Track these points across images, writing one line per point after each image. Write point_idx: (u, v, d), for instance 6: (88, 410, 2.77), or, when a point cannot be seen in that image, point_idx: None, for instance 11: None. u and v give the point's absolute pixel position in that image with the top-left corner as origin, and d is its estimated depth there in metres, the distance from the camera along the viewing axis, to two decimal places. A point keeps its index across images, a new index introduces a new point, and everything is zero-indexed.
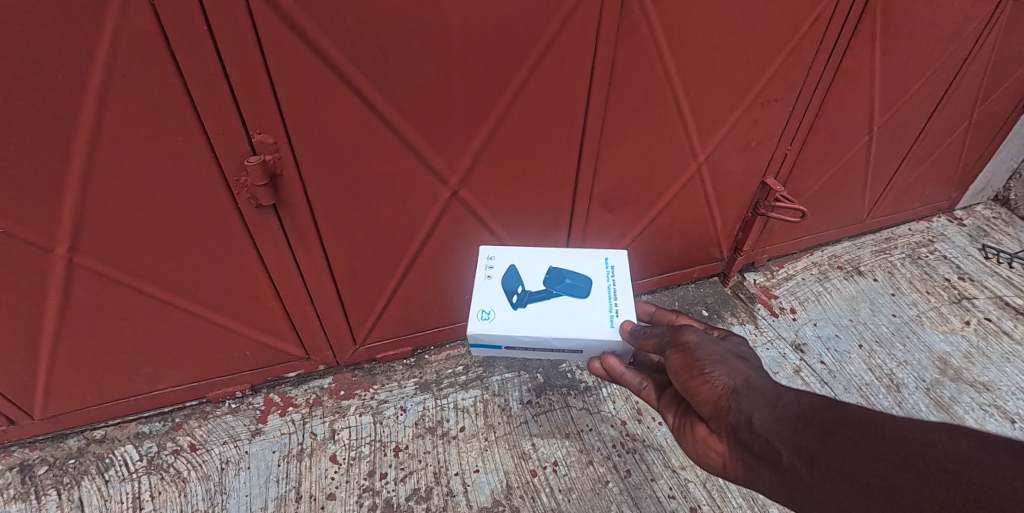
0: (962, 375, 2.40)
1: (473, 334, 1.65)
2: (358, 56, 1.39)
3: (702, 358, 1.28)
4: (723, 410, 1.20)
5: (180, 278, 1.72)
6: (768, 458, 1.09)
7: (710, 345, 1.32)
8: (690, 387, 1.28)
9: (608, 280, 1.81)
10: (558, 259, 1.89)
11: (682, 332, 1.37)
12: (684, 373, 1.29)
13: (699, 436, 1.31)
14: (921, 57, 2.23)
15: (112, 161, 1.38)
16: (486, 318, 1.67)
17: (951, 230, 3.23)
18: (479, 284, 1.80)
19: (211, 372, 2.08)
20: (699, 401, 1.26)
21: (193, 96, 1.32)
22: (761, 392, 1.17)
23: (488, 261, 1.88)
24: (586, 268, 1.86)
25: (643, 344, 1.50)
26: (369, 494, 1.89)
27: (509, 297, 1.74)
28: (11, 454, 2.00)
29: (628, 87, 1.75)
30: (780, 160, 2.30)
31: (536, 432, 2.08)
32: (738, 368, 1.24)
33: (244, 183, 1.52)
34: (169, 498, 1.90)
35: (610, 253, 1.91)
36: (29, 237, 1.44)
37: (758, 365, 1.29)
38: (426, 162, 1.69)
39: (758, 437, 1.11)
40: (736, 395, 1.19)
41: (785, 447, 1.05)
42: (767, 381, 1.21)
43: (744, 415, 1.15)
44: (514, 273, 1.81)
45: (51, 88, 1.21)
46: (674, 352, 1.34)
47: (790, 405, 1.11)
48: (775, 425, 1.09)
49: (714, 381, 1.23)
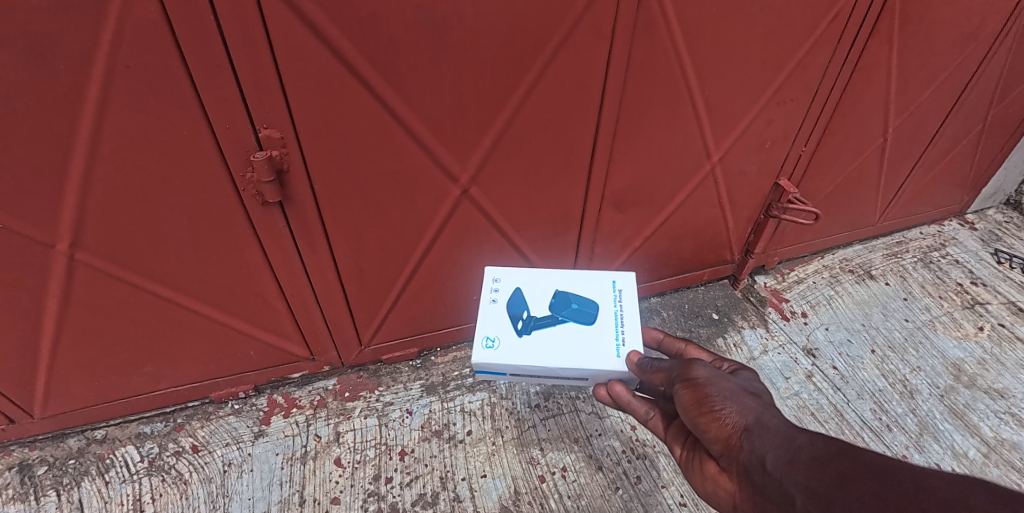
0: (977, 382, 2.36)
1: (478, 363, 1.63)
2: (368, 49, 1.35)
3: (712, 393, 1.24)
4: (734, 448, 1.17)
5: (183, 276, 1.69)
6: (780, 500, 1.05)
7: (722, 381, 1.27)
8: (701, 423, 1.24)
9: (614, 305, 1.76)
10: (564, 281, 1.84)
11: (692, 366, 1.31)
12: (695, 409, 1.25)
13: (709, 472, 1.29)
14: (938, 57, 2.18)
15: (116, 154, 1.34)
16: (491, 346, 1.65)
17: (963, 233, 3.18)
18: (484, 308, 1.76)
19: (214, 371, 2.04)
20: (710, 438, 1.23)
21: (199, 89, 1.29)
22: (774, 431, 1.13)
23: (493, 284, 1.85)
24: (592, 291, 1.81)
25: (651, 376, 1.44)
26: (374, 499, 1.86)
27: (514, 323, 1.71)
28: (11, 453, 1.97)
29: (643, 84, 1.71)
30: (793, 162, 2.27)
31: (545, 436, 2.04)
32: (750, 405, 1.21)
33: (250, 178, 1.48)
34: (170, 500, 1.86)
35: (617, 275, 1.86)
36: (29, 232, 1.41)
37: (771, 402, 1.25)
38: (436, 159, 1.66)
39: (771, 479, 1.07)
40: (749, 434, 1.15)
41: (799, 492, 1.00)
42: (779, 420, 1.16)
43: (756, 455, 1.12)
44: (520, 297, 1.77)
45: (53, 79, 1.17)
46: (683, 387, 1.29)
47: (805, 447, 1.06)
48: (788, 468, 1.05)
49: (725, 419, 1.20)
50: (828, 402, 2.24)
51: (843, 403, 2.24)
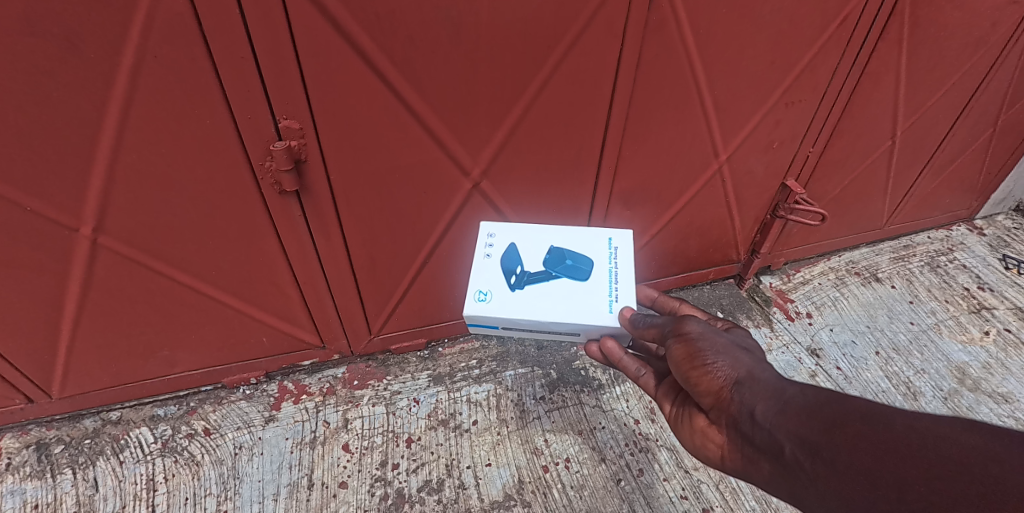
0: (981, 386, 2.36)
1: (469, 316, 1.58)
2: (387, 44, 1.39)
3: (705, 348, 1.26)
4: (724, 401, 1.21)
5: (200, 262, 1.73)
6: (769, 450, 1.09)
7: (714, 336, 1.30)
8: (692, 378, 1.28)
9: (610, 263, 1.71)
10: (559, 238, 1.79)
11: (685, 322, 1.34)
12: (686, 363, 1.28)
13: (698, 426, 1.33)
14: (948, 61, 2.20)
15: (141, 142, 1.39)
16: (483, 300, 1.59)
17: (971, 239, 3.18)
18: (477, 263, 1.70)
19: (227, 357, 2.09)
20: (701, 392, 1.27)
21: (222, 79, 1.33)
22: (764, 384, 1.17)
23: (487, 239, 1.78)
24: (588, 248, 1.76)
25: (643, 332, 1.43)
26: (381, 484, 1.90)
27: (507, 277, 1.65)
28: (28, 432, 2.03)
29: (653, 82, 1.74)
30: (801, 162, 2.29)
31: (549, 428, 2.07)
32: (742, 360, 1.24)
33: (269, 167, 1.53)
34: (182, 481, 1.91)
35: (614, 233, 1.81)
36: (56, 216, 1.46)
37: (762, 357, 1.29)
38: (449, 153, 1.70)
39: (760, 429, 1.12)
40: (739, 387, 1.19)
41: (788, 440, 1.05)
42: (771, 373, 1.20)
43: (746, 407, 1.16)
44: (513, 253, 1.71)
45: (84, 68, 1.22)
46: (676, 342, 1.32)
47: (795, 397, 1.10)
48: (778, 418, 1.09)
49: (716, 373, 1.23)
50: None
51: None
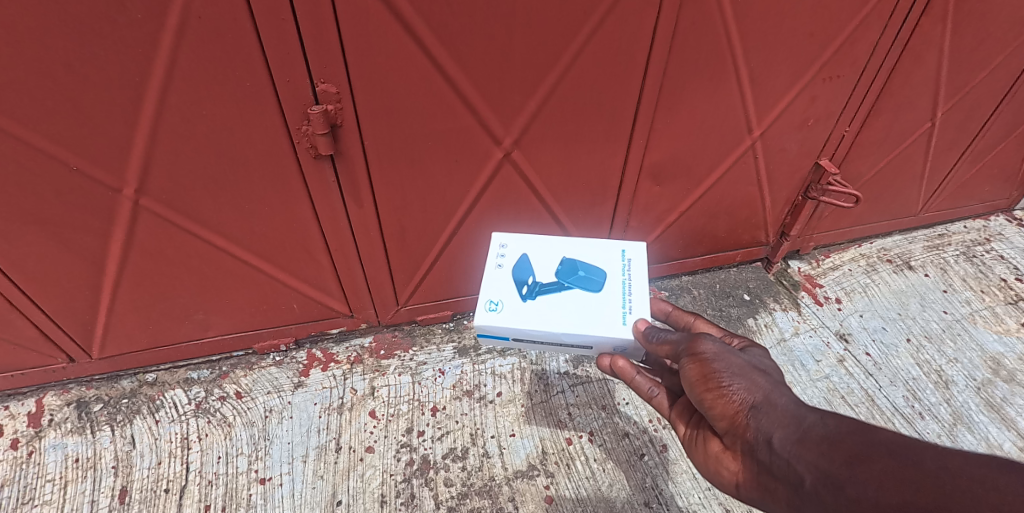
0: (1016, 377, 2.30)
1: (480, 325, 1.59)
2: (424, 7, 1.39)
3: (720, 370, 1.21)
4: (739, 427, 1.17)
5: (236, 227, 1.77)
6: (788, 480, 1.06)
7: (730, 357, 1.24)
8: (707, 400, 1.22)
9: (623, 274, 1.70)
10: (571, 249, 1.80)
11: (699, 341, 1.28)
12: (701, 385, 1.23)
13: (712, 451, 1.29)
14: (996, 38, 2.11)
15: (182, 104, 1.42)
16: (494, 309, 1.61)
17: (1009, 230, 3.07)
18: (490, 273, 1.73)
19: (259, 323, 2.14)
20: (716, 416, 1.21)
21: (264, 42, 1.35)
22: (782, 410, 1.13)
23: (500, 249, 1.81)
24: (601, 260, 1.76)
25: (657, 348, 1.41)
26: (406, 450, 1.93)
27: (520, 287, 1.66)
28: (69, 391, 2.11)
29: (687, 54, 1.72)
30: (835, 142, 2.24)
31: (572, 402, 2.08)
32: (758, 384, 1.19)
33: (305, 131, 1.55)
34: (215, 440, 1.97)
35: (627, 245, 1.81)
36: (100, 176, 1.50)
37: (780, 380, 1.23)
38: (481, 121, 1.70)
39: (778, 458, 1.08)
40: (756, 412, 1.15)
41: (808, 471, 1.02)
42: (788, 399, 1.15)
43: (763, 434, 1.12)
44: (524, 263, 1.73)
45: (130, 27, 1.25)
46: (690, 362, 1.27)
47: (814, 426, 1.07)
48: (797, 447, 1.05)
49: (731, 396, 1.18)
50: (858, 386, 2.24)
51: (874, 389, 2.23)
